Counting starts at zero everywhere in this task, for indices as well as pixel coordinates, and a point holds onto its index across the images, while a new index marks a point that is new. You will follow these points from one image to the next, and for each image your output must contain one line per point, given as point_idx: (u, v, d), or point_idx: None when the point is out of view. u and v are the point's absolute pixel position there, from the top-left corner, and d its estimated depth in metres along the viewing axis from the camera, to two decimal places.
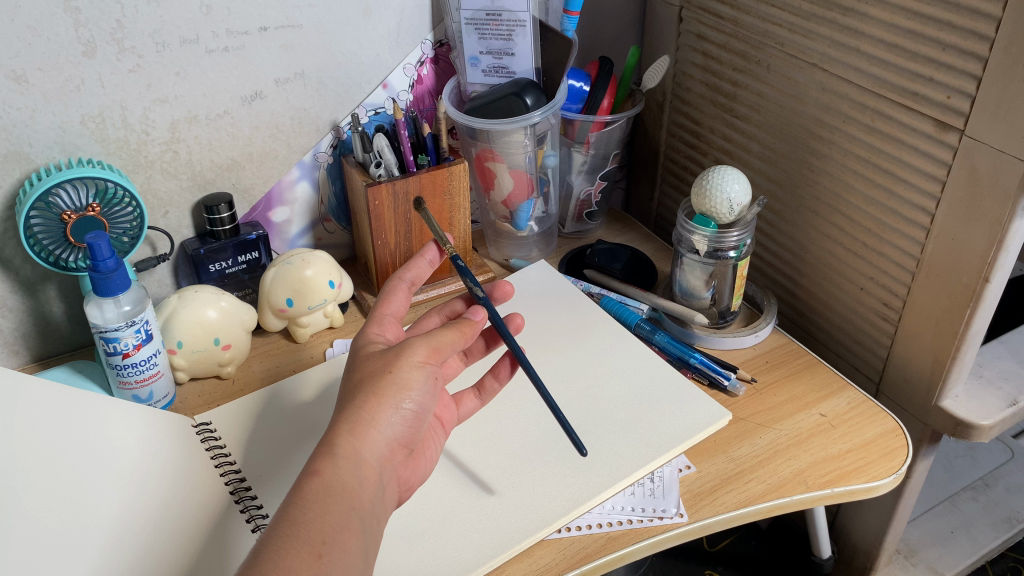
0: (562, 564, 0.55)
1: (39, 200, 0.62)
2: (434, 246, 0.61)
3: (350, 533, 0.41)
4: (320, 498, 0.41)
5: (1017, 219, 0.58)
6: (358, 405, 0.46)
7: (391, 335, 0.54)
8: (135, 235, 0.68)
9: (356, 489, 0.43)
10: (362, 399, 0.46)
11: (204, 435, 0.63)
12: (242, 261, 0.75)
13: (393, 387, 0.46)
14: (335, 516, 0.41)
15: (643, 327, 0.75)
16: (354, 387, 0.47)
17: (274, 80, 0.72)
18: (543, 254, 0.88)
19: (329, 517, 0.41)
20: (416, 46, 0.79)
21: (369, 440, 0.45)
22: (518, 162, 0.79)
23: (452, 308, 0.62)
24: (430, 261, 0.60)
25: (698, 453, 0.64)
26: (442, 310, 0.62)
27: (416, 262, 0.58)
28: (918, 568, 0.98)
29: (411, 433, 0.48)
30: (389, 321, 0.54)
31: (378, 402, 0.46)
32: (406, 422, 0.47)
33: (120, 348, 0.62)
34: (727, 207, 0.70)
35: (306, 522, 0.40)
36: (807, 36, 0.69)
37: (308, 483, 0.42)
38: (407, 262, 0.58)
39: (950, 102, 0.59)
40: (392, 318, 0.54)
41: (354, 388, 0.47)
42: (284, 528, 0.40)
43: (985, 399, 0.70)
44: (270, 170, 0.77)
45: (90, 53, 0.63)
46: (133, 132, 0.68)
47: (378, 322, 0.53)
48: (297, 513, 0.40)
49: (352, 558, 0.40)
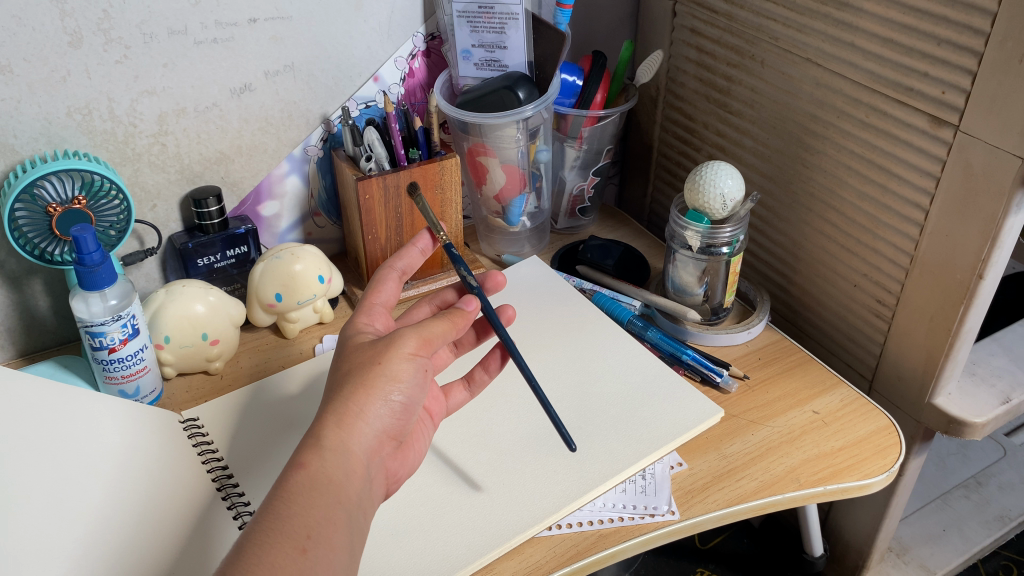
0: (552, 562, 0.55)
1: (24, 192, 0.61)
2: (428, 234, 0.59)
3: (335, 526, 0.41)
4: (305, 491, 0.41)
5: (1011, 215, 0.58)
6: (345, 397, 0.45)
7: (381, 325, 0.53)
8: (121, 228, 0.67)
9: (342, 481, 0.42)
10: (350, 390, 0.45)
11: (192, 430, 0.62)
12: (231, 255, 0.74)
13: (383, 378, 0.46)
14: (321, 509, 0.41)
15: (636, 323, 0.75)
16: (341, 377, 0.46)
17: (263, 72, 0.71)
18: (536, 249, 0.87)
19: (314, 511, 0.41)
20: (408, 39, 0.78)
21: (357, 432, 0.44)
22: (510, 156, 0.78)
23: (444, 296, 0.61)
24: (422, 249, 0.58)
25: (690, 450, 0.64)
26: (433, 300, 0.61)
27: (408, 251, 0.57)
28: (910, 566, 0.98)
29: (400, 425, 0.47)
30: (378, 310, 0.53)
31: (365, 393, 0.45)
32: (395, 415, 0.46)
33: (107, 343, 0.62)
34: (720, 203, 0.69)
35: (290, 517, 0.40)
36: (801, 31, 0.69)
37: (293, 475, 0.41)
38: (399, 249, 0.57)
39: (944, 98, 0.59)
40: (381, 308, 0.54)
41: (342, 378, 0.46)
42: (268, 523, 0.39)
43: (978, 396, 0.70)
44: (259, 164, 0.76)
45: (77, 44, 0.62)
46: (121, 124, 0.67)
47: (367, 312, 0.53)
48: (282, 507, 0.40)
49: (338, 554, 0.40)
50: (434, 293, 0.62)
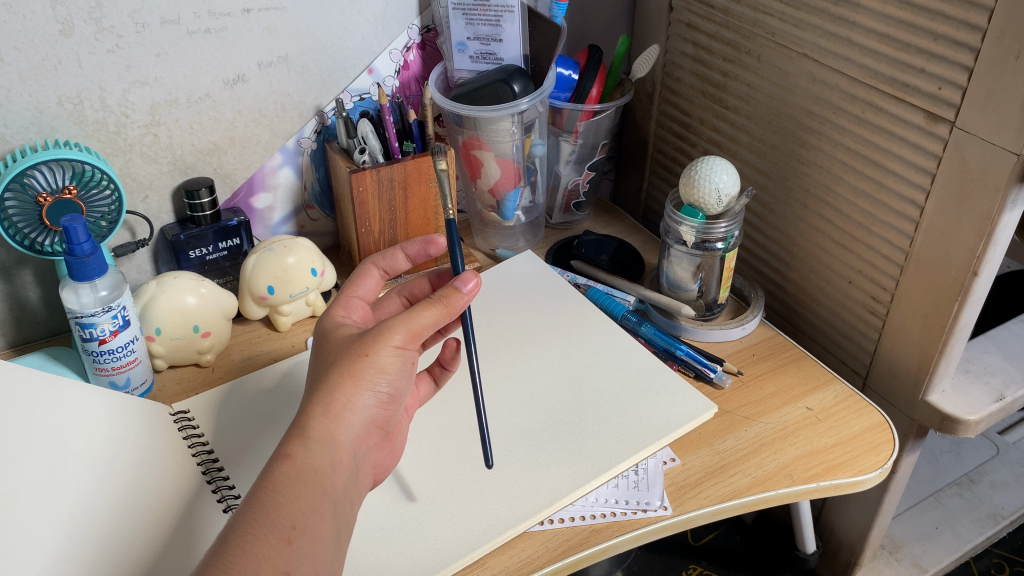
0: (544, 556, 0.55)
1: (14, 181, 0.60)
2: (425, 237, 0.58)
3: (321, 518, 0.40)
4: (290, 483, 0.41)
5: (1007, 212, 0.58)
6: (332, 384, 0.44)
7: (359, 317, 0.53)
8: (113, 219, 0.66)
9: (328, 472, 0.42)
10: (337, 379, 0.44)
11: (182, 423, 0.61)
12: (224, 247, 0.74)
13: (370, 369, 0.45)
14: (306, 501, 0.40)
15: (630, 319, 0.74)
16: (327, 366, 0.46)
17: (257, 63, 0.71)
18: (530, 244, 0.87)
19: (299, 502, 0.40)
20: (403, 31, 0.78)
21: (345, 422, 0.44)
22: (505, 150, 0.78)
23: (412, 288, 0.60)
24: (407, 255, 0.58)
25: (683, 446, 0.63)
26: (403, 291, 0.60)
27: (388, 254, 0.57)
28: (902, 563, 0.98)
29: (386, 415, 0.47)
30: (356, 302, 0.53)
31: (352, 383, 0.44)
32: (382, 404, 0.46)
33: (97, 334, 0.61)
34: (715, 198, 0.69)
35: (275, 507, 0.39)
36: (798, 26, 0.68)
37: (279, 466, 0.41)
38: (381, 252, 0.58)
39: (941, 94, 0.59)
40: (360, 301, 0.54)
41: (329, 367, 0.45)
42: (252, 513, 0.39)
43: (971, 394, 0.70)
44: (252, 155, 0.75)
45: (68, 32, 0.61)
46: (112, 114, 0.66)
47: (344, 305, 0.52)
48: (266, 498, 0.40)
49: (323, 545, 0.40)
50: (404, 283, 0.61)
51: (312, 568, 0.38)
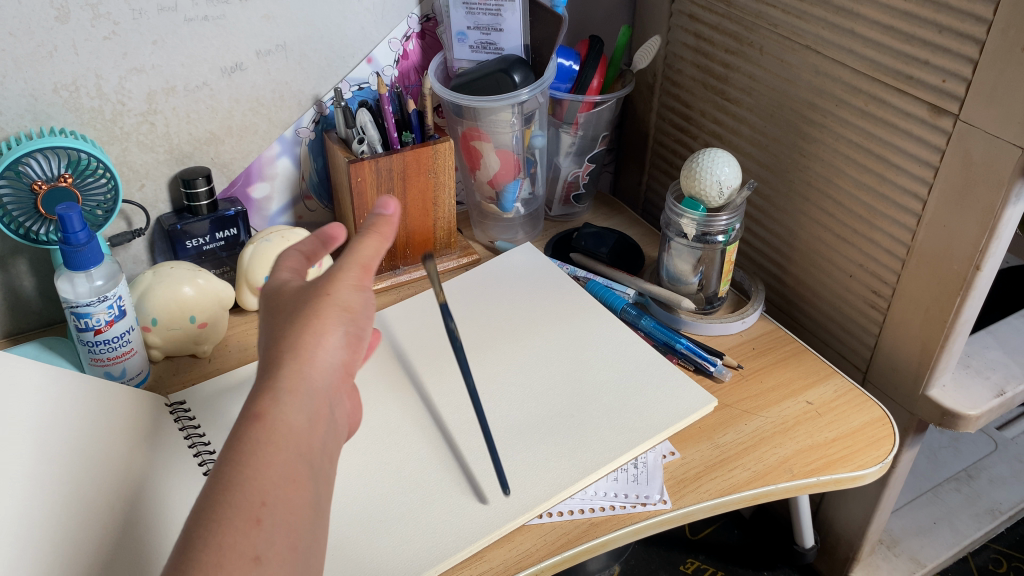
0: (543, 550, 0.54)
1: (9, 168, 0.59)
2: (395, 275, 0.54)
3: (296, 486, 0.35)
4: (257, 446, 0.35)
5: (1010, 206, 0.57)
6: (293, 330, 0.40)
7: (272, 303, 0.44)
8: (109, 208, 0.66)
9: (305, 430, 0.37)
10: (299, 320, 0.40)
11: (178, 414, 0.61)
12: (221, 238, 0.73)
13: (334, 307, 0.41)
14: (278, 469, 0.35)
15: (629, 312, 0.74)
16: (281, 309, 0.42)
17: (255, 52, 0.70)
18: (529, 237, 0.86)
19: (271, 470, 0.35)
20: (402, 20, 0.77)
21: (317, 367, 0.39)
22: (505, 141, 0.77)
23: None
24: None
25: (682, 439, 0.63)
26: None
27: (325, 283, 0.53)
28: (900, 558, 0.98)
29: (355, 360, 0.42)
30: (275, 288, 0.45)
31: (317, 321, 0.40)
32: (350, 346, 0.41)
33: (92, 324, 0.61)
34: (716, 190, 0.68)
35: (240, 482, 0.34)
36: (801, 17, 0.68)
37: (250, 429, 0.36)
38: None
39: (945, 86, 0.58)
40: None
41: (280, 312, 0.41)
42: (217, 488, 0.34)
43: (972, 388, 0.69)
44: (250, 145, 0.75)
45: (63, 18, 0.60)
46: (108, 102, 0.66)
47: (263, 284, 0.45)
48: (234, 474, 0.34)
49: (298, 516, 0.35)
50: None
51: (286, 544, 0.34)
